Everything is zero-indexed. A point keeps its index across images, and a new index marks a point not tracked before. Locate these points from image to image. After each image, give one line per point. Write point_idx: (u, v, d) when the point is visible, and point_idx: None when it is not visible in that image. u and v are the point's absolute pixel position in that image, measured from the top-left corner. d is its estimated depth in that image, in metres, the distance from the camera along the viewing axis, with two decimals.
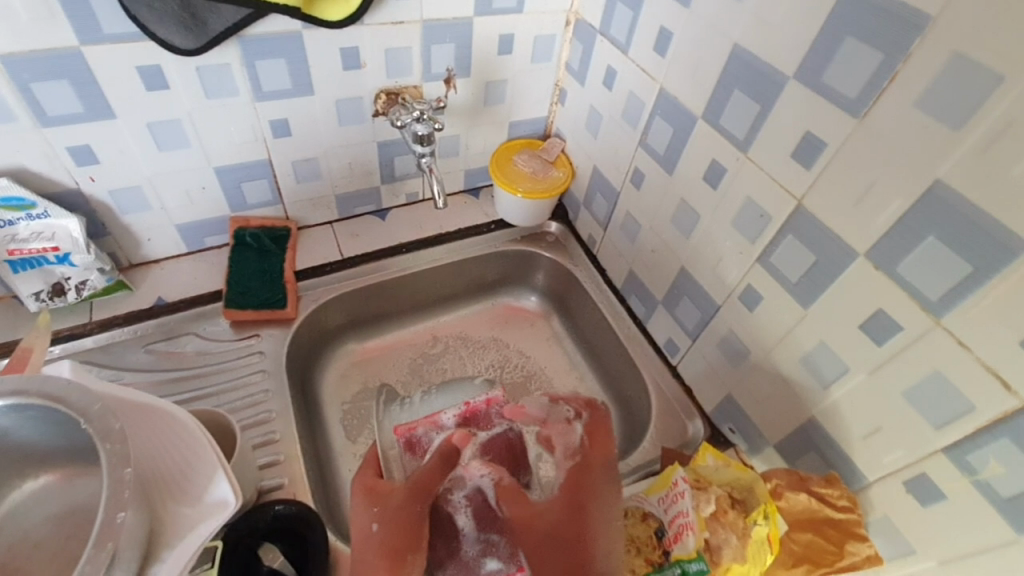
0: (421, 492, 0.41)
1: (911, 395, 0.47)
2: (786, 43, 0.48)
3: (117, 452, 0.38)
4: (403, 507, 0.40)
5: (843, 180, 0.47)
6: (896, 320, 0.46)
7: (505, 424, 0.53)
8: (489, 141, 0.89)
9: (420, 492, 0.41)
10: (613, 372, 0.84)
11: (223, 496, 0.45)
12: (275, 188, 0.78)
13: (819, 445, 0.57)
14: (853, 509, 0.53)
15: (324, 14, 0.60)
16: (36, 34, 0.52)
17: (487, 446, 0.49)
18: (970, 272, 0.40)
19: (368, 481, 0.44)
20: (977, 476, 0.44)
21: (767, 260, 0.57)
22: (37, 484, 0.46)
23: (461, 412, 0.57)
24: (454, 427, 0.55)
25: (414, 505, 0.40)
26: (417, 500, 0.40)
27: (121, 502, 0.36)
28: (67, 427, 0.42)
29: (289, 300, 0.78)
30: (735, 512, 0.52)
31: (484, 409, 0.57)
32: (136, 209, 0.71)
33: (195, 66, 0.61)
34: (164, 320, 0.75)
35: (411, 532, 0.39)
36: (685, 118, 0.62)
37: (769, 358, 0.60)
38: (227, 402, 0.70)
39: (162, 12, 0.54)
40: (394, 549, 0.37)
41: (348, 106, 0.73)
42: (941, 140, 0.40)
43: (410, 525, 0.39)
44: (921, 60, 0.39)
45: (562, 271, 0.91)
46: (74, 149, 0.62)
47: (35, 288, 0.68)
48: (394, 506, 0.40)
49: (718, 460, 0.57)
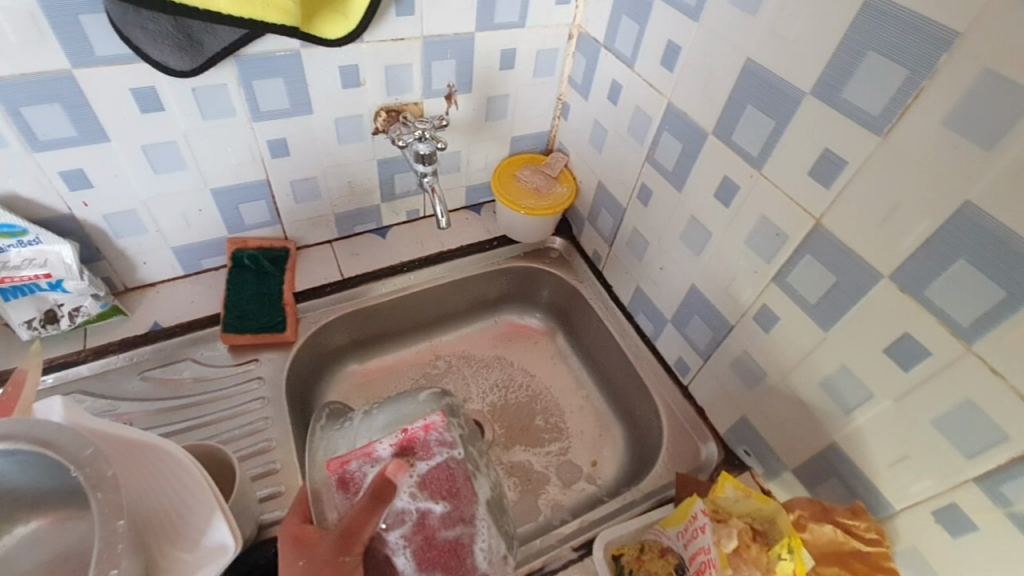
0: (346, 541, 0.42)
1: (940, 422, 0.45)
2: (804, 58, 0.46)
3: (110, 501, 0.36)
4: (329, 559, 0.42)
5: (865, 200, 0.45)
6: (923, 345, 0.44)
7: (447, 453, 0.53)
8: (491, 156, 0.87)
9: (344, 544, 0.42)
10: (621, 391, 0.82)
11: (222, 540, 0.45)
12: (273, 209, 0.76)
13: (842, 471, 0.55)
14: (881, 541, 0.51)
15: (322, 32, 0.58)
16: (25, 57, 0.51)
17: (424, 481, 0.52)
18: (1004, 297, 0.38)
19: (295, 528, 0.46)
20: (1011, 508, 0.42)
21: (784, 281, 0.55)
22: (27, 529, 0.43)
23: (397, 441, 0.52)
24: (389, 460, 0.50)
25: (342, 559, 0.42)
26: (343, 552, 0.42)
27: (114, 557, 0.35)
28: (57, 471, 0.39)
29: (289, 324, 0.75)
30: (757, 546, 0.51)
31: (423, 436, 0.52)
32: (131, 232, 0.69)
33: (191, 88, 0.59)
34: (159, 346, 0.73)
35: None
36: (694, 134, 0.61)
37: (787, 381, 0.58)
38: (226, 431, 0.68)
39: (155, 34, 0.51)
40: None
41: (348, 124, 0.72)
42: (971, 159, 0.38)
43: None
44: (948, 77, 0.38)
45: (567, 288, 0.89)
46: (66, 173, 0.60)
47: (27, 315, 0.66)
48: (319, 560, 0.42)
49: (739, 490, 0.53)
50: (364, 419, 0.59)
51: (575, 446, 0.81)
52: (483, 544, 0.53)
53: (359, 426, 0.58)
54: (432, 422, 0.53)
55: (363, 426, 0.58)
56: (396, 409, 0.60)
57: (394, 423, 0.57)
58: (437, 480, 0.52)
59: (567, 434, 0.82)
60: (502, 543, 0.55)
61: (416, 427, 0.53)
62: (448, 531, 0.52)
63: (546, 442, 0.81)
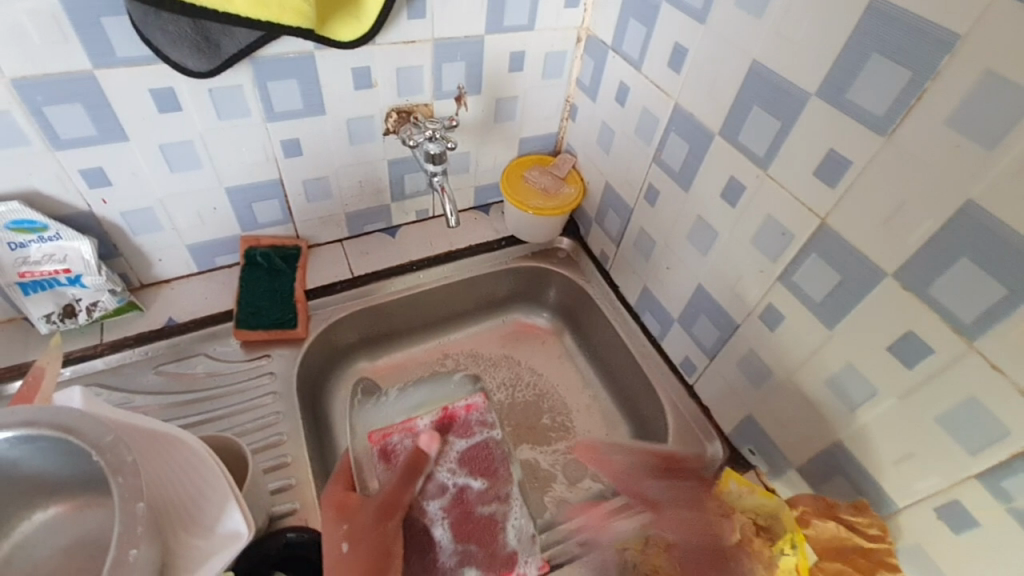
0: (389, 509, 0.56)
1: (943, 419, 0.45)
2: (809, 59, 0.47)
3: (129, 485, 0.37)
4: (376, 526, 0.53)
5: (869, 200, 0.46)
6: (926, 343, 0.45)
7: (484, 433, 0.69)
8: (499, 157, 0.88)
9: (386, 509, 0.55)
10: (628, 391, 0.83)
11: (236, 527, 0.45)
12: (285, 207, 0.78)
13: (846, 470, 0.56)
14: (885, 538, 0.52)
15: (337, 35, 0.59)
16: (49, 58, 0.52)
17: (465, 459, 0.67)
18: (1005, 294, 0.39)
19: (338, 496, 0.54)
20: (1012, 504, 0.43)
21: (789, 279, 0.56)
22: (46, 515, 0.44)
23: (437, 418, 0.70)
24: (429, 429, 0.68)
25: (386, 523, 0.54)
26: (387, 518, 0.54)
27: (134, 538, 0.35)
28: (78, 457, 0.41)
29: (300, 320, 0.77)
30: (761, 540, 0.52)
31: (463, 414, 0.70)
32: (147, 230, 0.71)
33: (207, 88, 0.61)
34: (173, 342, 0.74)
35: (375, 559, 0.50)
36: (700, 135, 0.61)
37: (792, 379, 0.59)
38: (239, 424, 0.69)
39: (175, 35, 0.52)
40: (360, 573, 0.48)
41: (360, 125, 0.73)
42: (972, 159, 0.38)
43: (381, 543, 0.52)
44: (950, 78, 0.38)
45: (574, 288, 0.90)
46: (86, 171, 0.62)
47: (46, 310, 0.68)
48: (364, 526, 0.52)
49: (742, 486, 0.56)
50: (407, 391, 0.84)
51: (581, 445, 0.82)
52: (514, 522, 0.63)
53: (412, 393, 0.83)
54: (472, 404, 0.72)
55: (402, 397, 0.83)
56: (431, 386, 0.85)
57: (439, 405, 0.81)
58: (473, 454, 0.67)
59: (573, 432, 0.83)
60: (530, 525, 0.63)
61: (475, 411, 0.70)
62: (484, 509, 0.63)
63: (552, 440, 0.82)
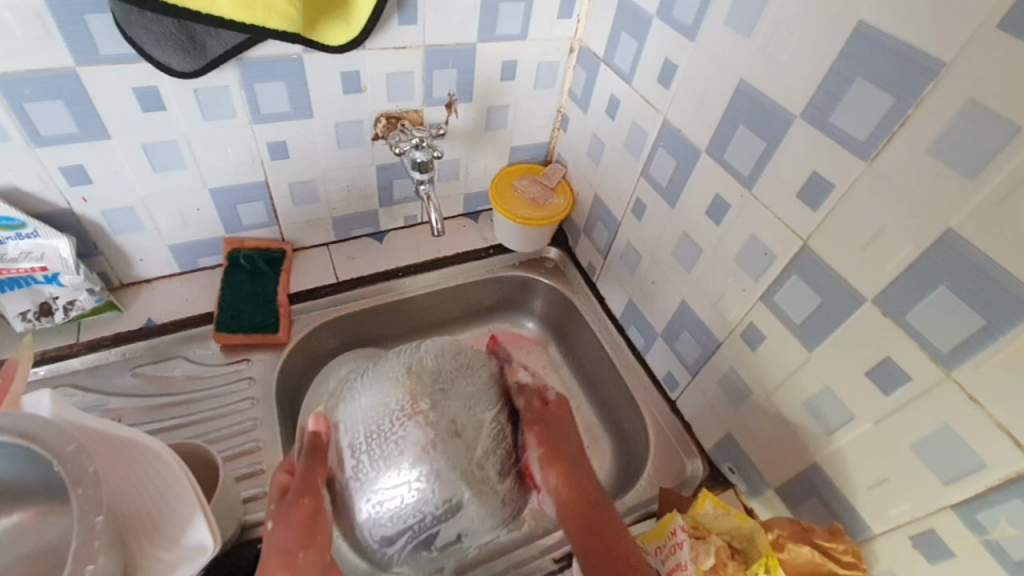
0: (304, 486, 0.48)
1: (918, 448, 0.45)
2: (795, 81, 0.47)
3: (89, 497, 0.36)
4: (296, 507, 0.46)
5: (851, 225, 0.46)
6: (905, 370, 0.44)
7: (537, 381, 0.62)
8: (489, 165, 0.88)
9: (306, 486, 0.48)
10: (611, 404, 0.82)
11: (201, 540, 0.45)
12: (270, 210, 0.77)
13: (823, 493, 0.55)
14: (859, 566, 0.51)
15: (325, 37, 0.59)
16: (30, 53, 0.51)
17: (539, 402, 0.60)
18: (982, 326, 0.39)
19: (281, 480, 0.49)
20: (987, 536, 0.42)
21: (771, 299, 0.55)
22: (9, 521, 0.43)
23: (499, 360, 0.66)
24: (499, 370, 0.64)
25: (301, 500, 0.47)
26: (303, 494, 0.47)
27: (92, 552, 0.35)
28: (38, 464, 0.39)
29: (281, 325, 0.76)
30: (735, 564, 0.53)
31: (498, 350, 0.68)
32: (129, 230, 0.70)
33: (193, 89, 0.60)
34: (152, 343, 0.73)
35: (305, 530, 0.45)
36: (688, 152, 0.61)
37: (773, 400, 0.58)
38: (214, 429, 0.68)
39: (159, 35, 0.52)
40: (288, 547, 0.44)
41: (348, 129, 0.73)
42: (951, 189, 0.38)
43: (308, 520, 0.46)
44: (932, 106, 0.38)
45: (560, 298, 0.90)
46: (67, 169, 0.61)
47: (21, 308, 0.67)
48: (288, 505, 0.47)
49: (717, 507, 0.56)
50: (353, 384, 0.58)
51: None
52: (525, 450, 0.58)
53: (353, 390, 0.57)
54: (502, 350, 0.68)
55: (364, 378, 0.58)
56: (397, 356, 0.59)
57: (386, 394, 0.54)
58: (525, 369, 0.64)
59: None
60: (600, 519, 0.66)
61: (466, 352, 0.62)
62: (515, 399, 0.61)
63: None
